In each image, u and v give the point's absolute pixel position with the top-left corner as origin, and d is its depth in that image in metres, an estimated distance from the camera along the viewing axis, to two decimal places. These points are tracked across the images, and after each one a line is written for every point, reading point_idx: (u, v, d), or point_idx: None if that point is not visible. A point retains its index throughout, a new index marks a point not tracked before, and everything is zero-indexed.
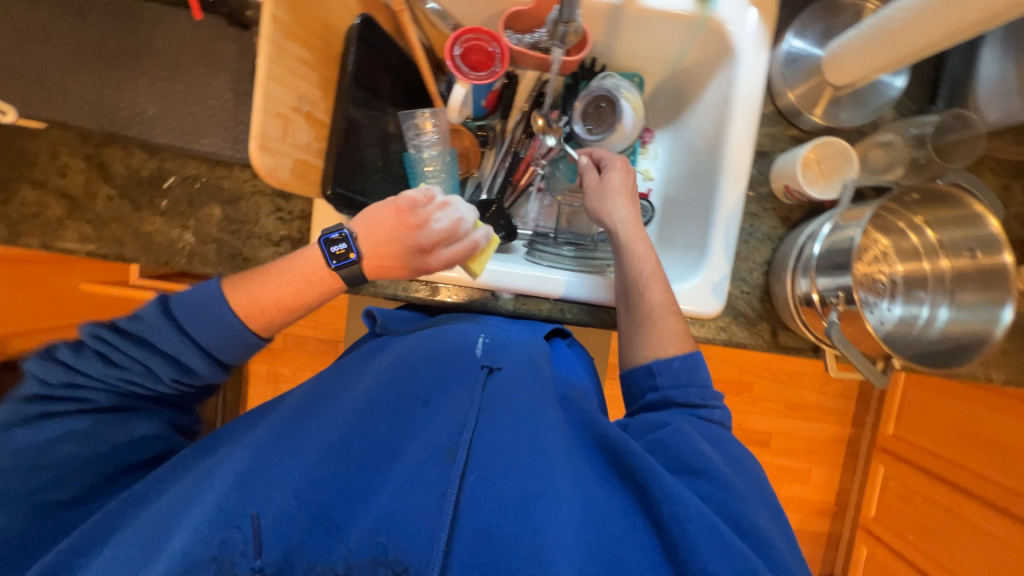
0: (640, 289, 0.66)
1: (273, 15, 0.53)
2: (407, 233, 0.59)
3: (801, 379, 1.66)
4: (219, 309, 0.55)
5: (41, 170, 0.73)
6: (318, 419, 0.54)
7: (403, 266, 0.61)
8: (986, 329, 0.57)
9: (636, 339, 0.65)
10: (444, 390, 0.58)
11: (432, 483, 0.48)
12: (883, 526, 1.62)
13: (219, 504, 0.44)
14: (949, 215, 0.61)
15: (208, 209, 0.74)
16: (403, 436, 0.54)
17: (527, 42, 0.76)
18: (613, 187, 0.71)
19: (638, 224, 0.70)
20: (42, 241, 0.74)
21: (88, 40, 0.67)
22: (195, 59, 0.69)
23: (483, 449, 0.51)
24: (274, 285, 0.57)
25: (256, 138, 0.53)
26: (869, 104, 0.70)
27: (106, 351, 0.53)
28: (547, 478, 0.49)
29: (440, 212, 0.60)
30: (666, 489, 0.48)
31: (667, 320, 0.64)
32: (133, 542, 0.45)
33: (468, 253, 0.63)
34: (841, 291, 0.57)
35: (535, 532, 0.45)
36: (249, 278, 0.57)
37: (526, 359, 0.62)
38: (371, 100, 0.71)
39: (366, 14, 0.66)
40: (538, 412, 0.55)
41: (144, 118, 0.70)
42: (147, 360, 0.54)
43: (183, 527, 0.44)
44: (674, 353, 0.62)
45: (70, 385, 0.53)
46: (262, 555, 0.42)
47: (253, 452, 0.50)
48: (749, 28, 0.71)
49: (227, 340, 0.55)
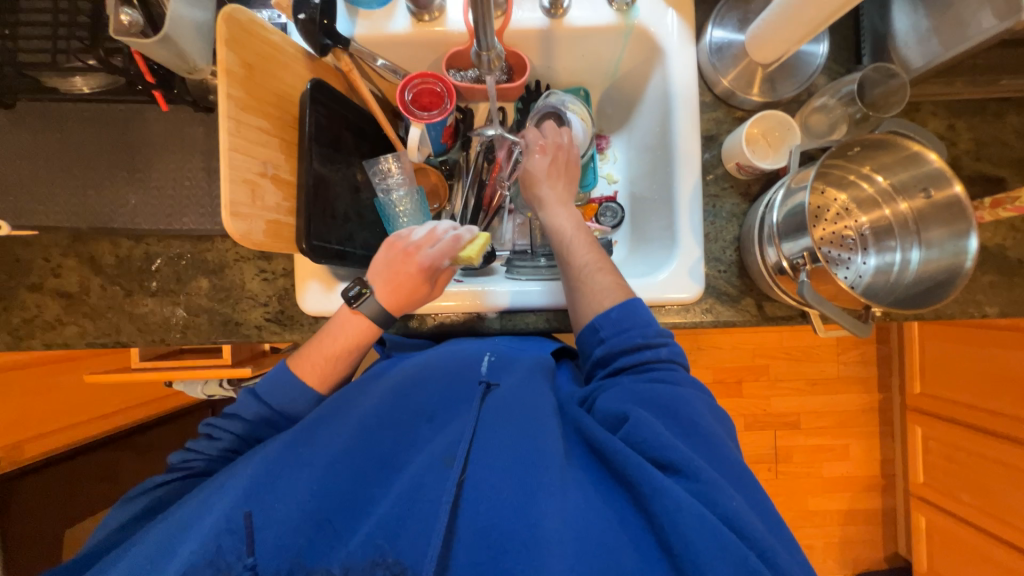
0: (566, 254, 0.70)
1: (227, 93, 0.58)
2: (401, 256, 0.67)
3: (815, 353, 1.64)
4: (292, 382, 0.64)
5: (36, 274, 0.77)
6: (324, 435, 0.57)
7: (412, 286, 0.67)
8: (957, 262, 0.59)
9: (574, 300, 0.67)
10: (447, 405, 0.60)
11: (430, 489, 0.50)
12: (935, 490, 1.55)
13: (227, 514, 0.49)
14: (894, 157, 0.63)
15: (196, 282, 0.77)
16: (408, 449, 0.56)
17: (471, 76, 0.82)
18: (535, 171, 0.77)
19: (563, 200, 0.76)
20: (44, 341, 0.77)
21: (70, 148, 0.73)
22: (169, 147, 0.74)
23: (481, 454, 0.53)
24: (321, 346, 0.66)
25: (227, 206, 0.57)
26: (798, 74, 0.74)
27: (209, 430, 0.64)
28: (546, 481, 0.50)
29: (420, 229, 0.69)
30: (654, 484, 0.48)
31: (595, 275, 0.66)
32: (148, 550, 0.50)
33: (456, 247, 0.69)
34: (805, 252, 0.59)
35: (529, 528, 0.46)
36: (302, 352, 0.67)
37: (529, 371, 0.64)
38: (334, 155, 0.75)
39: (316, 79, 0.71)
40: (540, 416, 0.56)
41: (127, 209, 0.74)
42: (238, 429, 0.64)
43: (192, 536, 0.49)
44: (610, 304, 0.64)
45: (183, 461, 0.64)
46: (255, 555, 0.47)
47: (262, 465, 0.53)
48: (671, 27, 0.76)
49: (295, 399, 0.64)
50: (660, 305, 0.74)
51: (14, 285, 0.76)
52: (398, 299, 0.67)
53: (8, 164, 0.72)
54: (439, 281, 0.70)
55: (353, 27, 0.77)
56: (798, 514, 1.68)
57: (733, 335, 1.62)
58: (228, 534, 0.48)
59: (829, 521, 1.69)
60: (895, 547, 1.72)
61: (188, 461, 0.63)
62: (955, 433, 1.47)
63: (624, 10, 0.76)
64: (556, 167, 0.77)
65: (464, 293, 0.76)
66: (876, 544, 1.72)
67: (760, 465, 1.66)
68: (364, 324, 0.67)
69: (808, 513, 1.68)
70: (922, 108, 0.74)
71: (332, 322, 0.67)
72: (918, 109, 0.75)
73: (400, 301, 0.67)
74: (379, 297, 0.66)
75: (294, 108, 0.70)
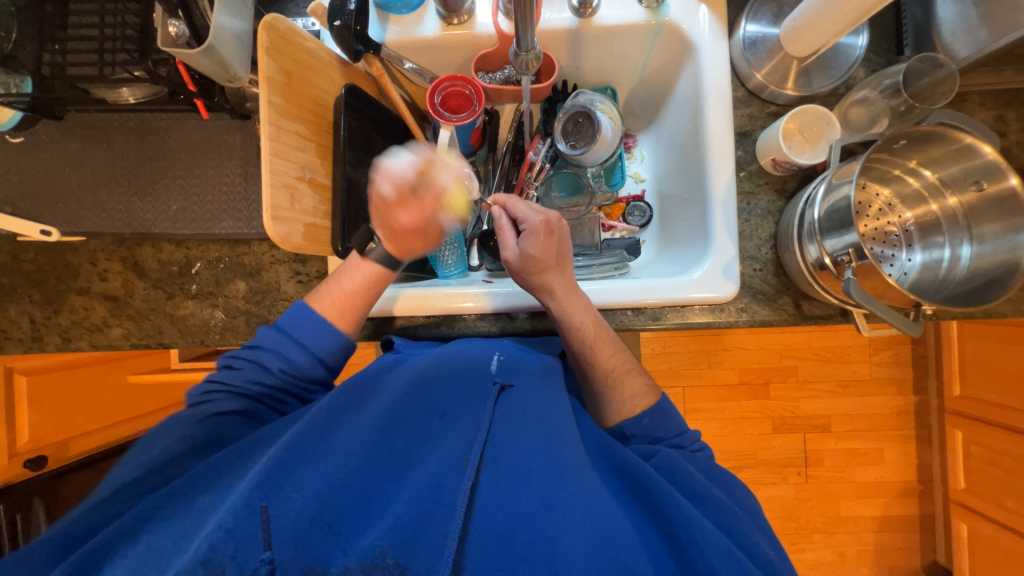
0: (592, 358, 0.69)
1: (269, 100, 0.60)
2: (385, 207, 0.67)
3: (847, 353, 1.59)
4: (313, 315, 0.67)
5: (84, 278, 0.79)
6: (342, 432, 0.58)
7: (411, 236, 0.68)
8: (1012, 258, 0.56)
9: (603, 402, 0.70)
10: (458, 403, 0.63)
11: (448, 490, 0.53)
12: (976, 496, 1.48)
13: (246, 500, 0.48)
14: (944, 150, 0.61)
15: (234, 285, 0.79)
16: (419, 448, 0.58)
17: (499, 78, 0.83)
18: (536, 260, 0.68)
19: (575, 292, 0.69)
20: (92, 343, 0.80)
21: (115, 157, 0.76)
22: (207, 154, 0.77)
23: (496, 459, 0.56)
24: (340, 285, 0.68)
25: (268, 209, 0.59)
26: (836, 67, 0.72)
27: (231, 362, 0.66)
28: (564, 488, 0.53)
29: (388, 180, 0.67)
30: (685, 513, 0.53)
31: (625, 380, 0.69)
32: (165, 543, 0.49)
33: (443, 198, 0.70)
34: (850, 249, 0.57)
35: (549, 541, 0.50)
36: (325, 289, 0.69)
37: (538, 376, 0.67)
38: (367, 160, 0.76)
39: (350, 84, 0.72)
40: (558, 426, 0.59)
41: (168, 214, 0.77)
42: (262, 360, 0.66)
43: (209, 523, 0.48)
44: (642, 408, 0.67)
45: (205, 393, 0.65)
46: (270, 549, 0.47)
47: (276, 454, 0.53)
48: (702, 22, 0.75)
49: (315, 334, 0.66)
50: (688, 304, 0.73)
51: (64, 288, 0.79)
52: (407, 247, 0.69)
53: (60, 173, 0.76)
54: (435, 232, 0.71)
55: (385, 32, 0.78)
56: (829, 519, 1.63)
57: (760, 334, 1.59)
58: (245, 522, 0.47)
59: (863, 528, 1.64)
60: (935, 556, 1.64)
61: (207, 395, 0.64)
62: (995, 435, 1.41)
63: (654, 7, 0.75)
64: (560, 254, 0.70)
65: (487, 294, 0.75)
66: (913, 553, 1.65)
67: (789, 468, 1.61)
68: (376, 268, 0.69)
69: (841, 518, 1.63)
70: (968, 99, 0.72)
71: (353, 268, 0.69)
72: (963, 100, 0.72)
73: (414, 250, 0.70)
74: (391, 250, 0.69)
75: (329, 113, 0.71)
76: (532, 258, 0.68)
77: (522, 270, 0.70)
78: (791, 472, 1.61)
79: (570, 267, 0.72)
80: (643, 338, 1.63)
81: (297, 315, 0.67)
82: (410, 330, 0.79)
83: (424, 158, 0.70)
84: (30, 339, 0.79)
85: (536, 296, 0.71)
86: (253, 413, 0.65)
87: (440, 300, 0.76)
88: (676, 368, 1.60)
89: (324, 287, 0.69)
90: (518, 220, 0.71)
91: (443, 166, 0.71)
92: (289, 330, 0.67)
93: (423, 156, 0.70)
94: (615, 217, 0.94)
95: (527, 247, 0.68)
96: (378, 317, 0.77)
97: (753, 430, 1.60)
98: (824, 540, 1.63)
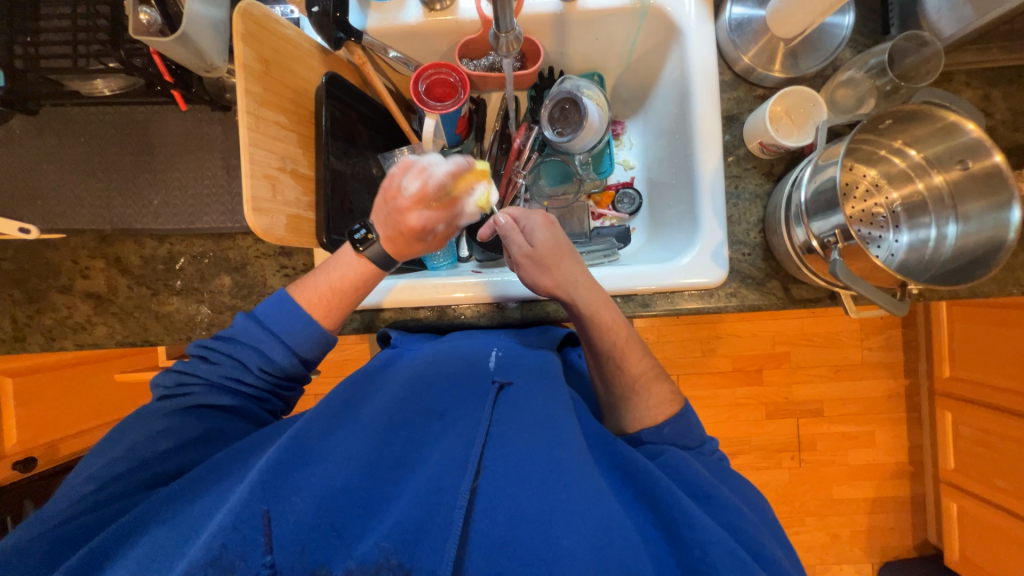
0: (616, 363, 0.69)
1: (246, 88, 0.58)
2: (397, 205, 0.64)
3: (838, 338, 1.61)
4: (292, 307, 0.65)
5: (66, 275, 0.78)
6: (341, 433, 0.57)
7: (414, 240, 0.67)
8: (999, 235, 0.57)
9: (610, 396, 0.70)
10: (457, 403, 0.61)
11: (448, 493, 0.51)
12: (966, 476, 1.50)
13: (243, 504, 0.47)
14: (928, 130, 0.61)
15: (219, 280, 0.78)
16: (420, 450, 0.57)
17: (484, 65, 0.82)
18: (552, 245, 0.70)
19: (593, 286, 0.70)
20: (76, 342, 0.78)
21: (93, 153, 0.75)
22: (188, 146, 0.76)
23: (495, 461, 0.54)
24: (327, 279, 0.67)
25: (249, 201, 0.58)
26: (824, 48, 0.71)
27: (206, 353, 0.63)
28: (567, 488, 0.52)
29: (415, 176, 0.63)
30: (686, 510, 0.52)
31: (651, 387, 0.68)
32: (153, 553, 0.47)
33: (454, 203, 0.66)
34: (837, 230, 0.57)
35: (551, 541, 0.48)
36: (308, 278, 0.68)
37: (538, 372, 0.67)
38: (350, 149, 0.75)
39: (331, 72, 0.71)
40: (558, 423, 0.58)
41: (150, 209, 0.75)
42: (239, 354, 0.63)
43: (202, 533, 0.46)
44: (658, 416, 0.66)
45: (179, 384, 0.63)
46: (273, 552, 0.46)
47: (273, 456, 0.51)
48: (687, 4, 0.74)
49: (297, 330, 0.64)
50: (678, 290, 0.73)
51: (46, 287, 0.78)
52: (406, 248, 0.68)
53: (36, 168, 0.74)
54: (442, 235, 0.70)
55: (366, 19, 0.77)
56: (823, 502, 1.65)
57: (752, 321, 1.60)
58: (245, 522, 0.46)
59: (856, 510, 1.65)
60: (925, 536, 1.67)
61: (186, 386, 0.62)
62: (985, 416, 1.42)
63: None
64: (567, 242, 0.73)
65: (479, 284, 0.75)
66: (905, 533, 1.67)
67: (783, 453, 1.63)
68: (368, 266, 0.67)
69: (834, 501, 1.65)
70: (955, 78, 0.72)
71: (340, 259, 0.67)
72: (950, 80, 0.72)
73: (410, 250, 0.68)
74: (386, 249, 0.66)
75: (310, 103, 0.70)
76: (547, 245, 0.70)
77: (537, 260, 0.69)
78: (785, 457, 1.63)
79: (580, 259, 0.72)
80: (637, 327, 1.62)
81: (278, 305, 0.65)
82: (400, 322, 0.78)
83: (460, 168, 0.65)
84: (12, 339, 0.78)
85: (555, 295, 0.69)
86: (240, 409, 0.64)
87: (429, 292, 0.75)
88: (670, 357, 1.60)
89: (309, 275, 0.68)
90: (519, 221, 0.73)
91: (479, 178, 0.67)
92: (268, 325, 0.64)
93: (461, 167, 0.64)
94: (604, 205, 0.94)
95: (541, 236, 0.71)
96: (366, 312, 0.77)
97: (746, 416, 1.61)
98: (818, 522, 1.65)
